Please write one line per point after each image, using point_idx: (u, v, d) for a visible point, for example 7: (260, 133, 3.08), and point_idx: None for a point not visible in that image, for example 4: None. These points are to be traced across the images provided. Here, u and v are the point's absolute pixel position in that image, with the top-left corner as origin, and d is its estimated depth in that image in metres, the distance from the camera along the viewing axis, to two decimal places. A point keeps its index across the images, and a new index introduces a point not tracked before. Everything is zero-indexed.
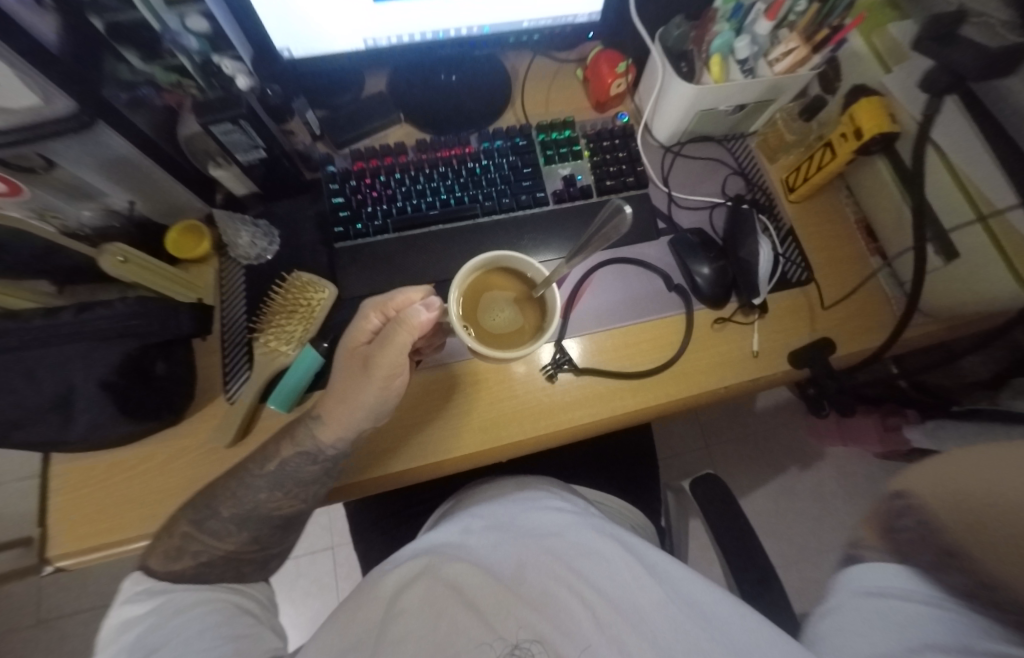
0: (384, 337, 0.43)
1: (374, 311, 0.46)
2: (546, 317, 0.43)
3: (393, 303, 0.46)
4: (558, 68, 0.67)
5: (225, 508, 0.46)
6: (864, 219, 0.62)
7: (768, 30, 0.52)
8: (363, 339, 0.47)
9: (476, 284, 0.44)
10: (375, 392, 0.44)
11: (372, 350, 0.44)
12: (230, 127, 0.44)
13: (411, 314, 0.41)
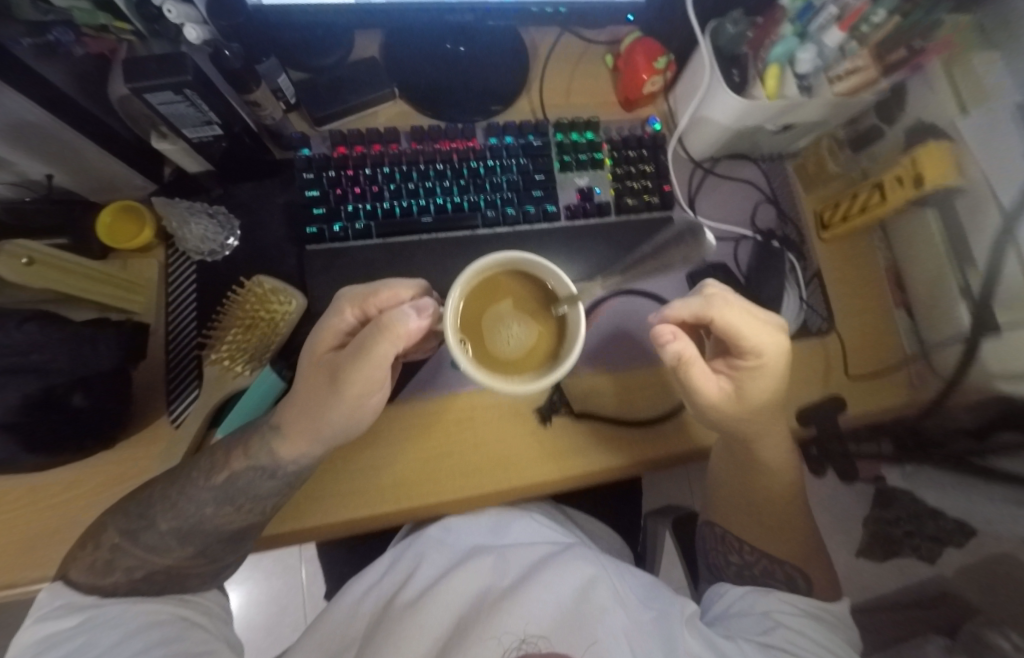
0: (357, 342, 0.33)
1: (355, 307, 0.37)
2: (562, 340, 0.34)
3: (377, 301, 0.36)
4: (585, 50, 0.57)
5: (162, 520, 0.38)
6: (894, 267, 0.57)
7: (837, 42, 0.44)
8: (338, 339, 0.38)
9: (483, 288, 0.34)
10: (343, 409, 0.36)
11: (343, 357, 0.35)
12: (173, 97, 0.35)
13: (393, 316, 0.31)
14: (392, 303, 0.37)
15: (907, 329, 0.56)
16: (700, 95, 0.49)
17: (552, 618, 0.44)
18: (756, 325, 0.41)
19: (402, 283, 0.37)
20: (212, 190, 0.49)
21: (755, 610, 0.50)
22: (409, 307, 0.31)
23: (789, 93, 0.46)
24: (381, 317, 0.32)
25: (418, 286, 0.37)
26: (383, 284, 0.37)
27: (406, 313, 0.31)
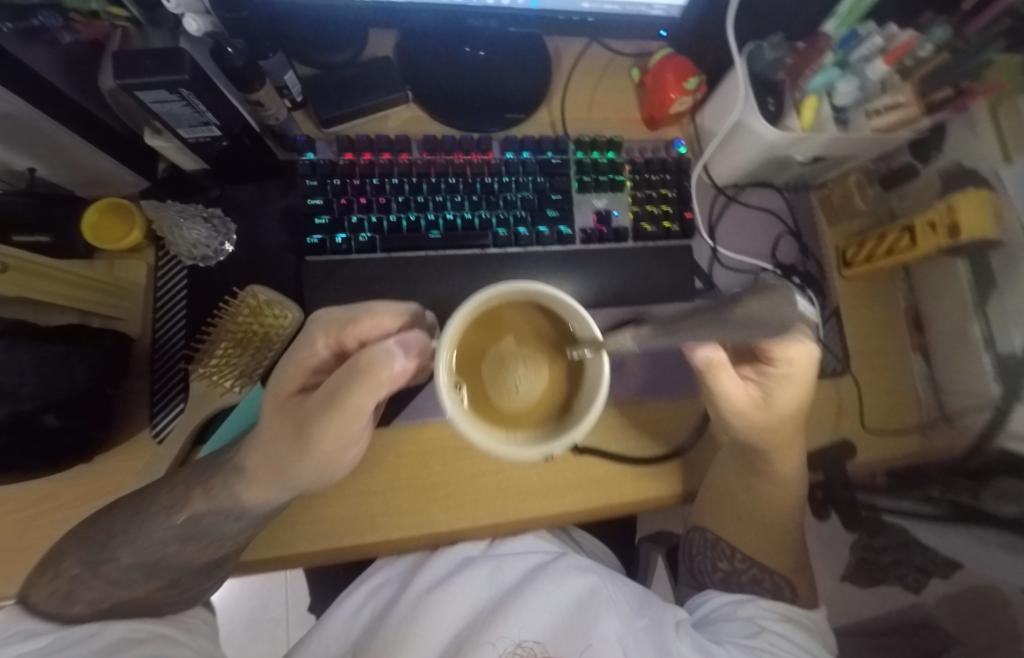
0: (329, 384, 0.30)
1: (328, 337, 0.34)
2: (568, 388, 0.28)
3: (358, 333, 0.33)
4: (611, 61, 0.54)
5: (125, 553, 0.37)
6: (914, 310, 0.56)
7: (881, 75, 0.42)
8: (307, 374, 0.35)
9: (480, 321, 0.27)
10: (317, 456, 0.32)
11: (313, 400, 0.31)
12: (167, 96, 0.32)
13: (371, 357, 0.27)
14: (377, 333, 0.33)
15: (922, 374, 0.55)
16: (730, 122, 0.46)
17: (548, 625, 0.46)
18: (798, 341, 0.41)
19: (382, 310, 0.34)
20: (209, 191, 0.46)
21: (739, 615, 0.50)
22: (389, 345, 0.27)
23: (825, 126, 0.44)
24: (358, 358, 0.28)
25: (402, 310, 0.34)
26: (368, 307, 0.34)
27: (387, 350, 0.27)
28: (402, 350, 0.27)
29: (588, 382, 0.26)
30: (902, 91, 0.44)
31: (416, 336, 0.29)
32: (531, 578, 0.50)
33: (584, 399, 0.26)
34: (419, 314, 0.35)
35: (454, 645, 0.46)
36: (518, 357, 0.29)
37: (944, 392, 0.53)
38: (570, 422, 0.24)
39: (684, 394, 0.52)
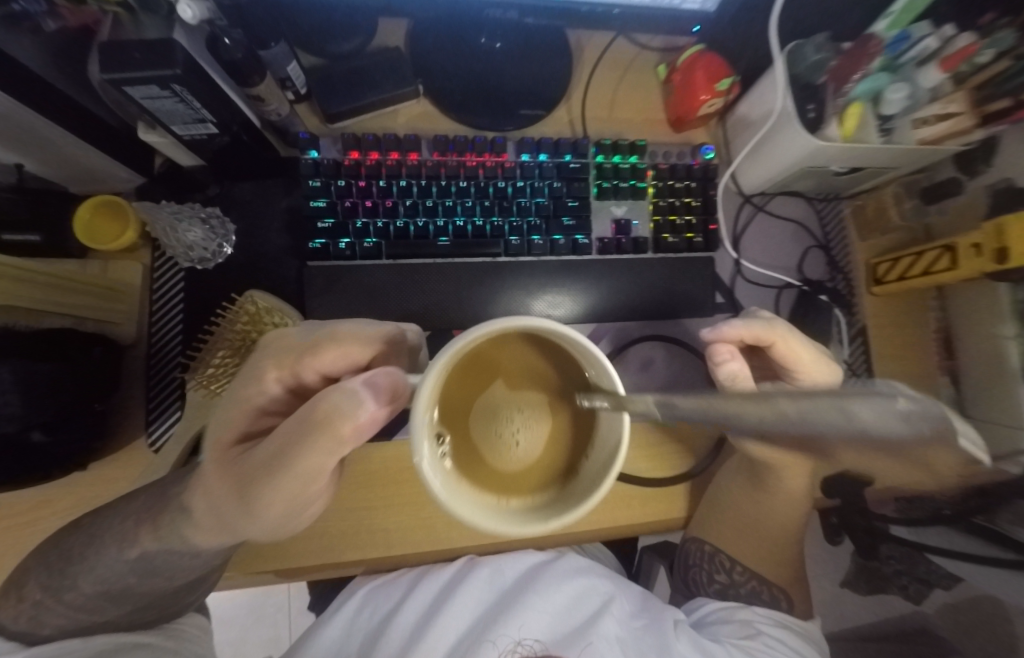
0: (282, 433, 0.26)
1: (282, 369, 0.30)
2: (555, 448, 0.26)
3: (317, 364, 0.29)
4: (637, 56, 0.51)
5: (85, 583, 0.36)
6: (945, 332, 0.53)
7: (936, 81, 0.40)
8: (257, 415, 0.30)
9: (471, 368, 0.25)
10: (276, 511, 0.28)
11: (262, 452, 0.27)
12: (157, 91, 0.30)
13: (330, 404, 0.24)
14: (343, 363, 0.30)
15: (951, 400, 0.52)
16: (766, 129, 0.43)
17: (547, 624, 0.47)
18: (819, 359, 0.41)
19: (341, 333, 0.30)
20: (207, 188, 0.43)
21: (735, 617, 0.49)
22: (351, 387, 0.23)
23: (866, 136, 0.41)
24: (315, 403, 0.24)
25: (366, 330, 0.31)
26: (328, 330, 0.30)
27: (350, 393, 0.23)
28: (368, 392, 0.23)
29: (596, 442, 0.24)
30: (954, 99, 0.41)
31: (383, 377, 0.23)
32: (531, 579, 0.49)
33: (588, 468, 0.23)
34: (390, 334, 0.31)
35: (456, 645, 0.47)
36: (514, 401, 0.26)
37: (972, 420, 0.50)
38: (565, 495, 0.22)
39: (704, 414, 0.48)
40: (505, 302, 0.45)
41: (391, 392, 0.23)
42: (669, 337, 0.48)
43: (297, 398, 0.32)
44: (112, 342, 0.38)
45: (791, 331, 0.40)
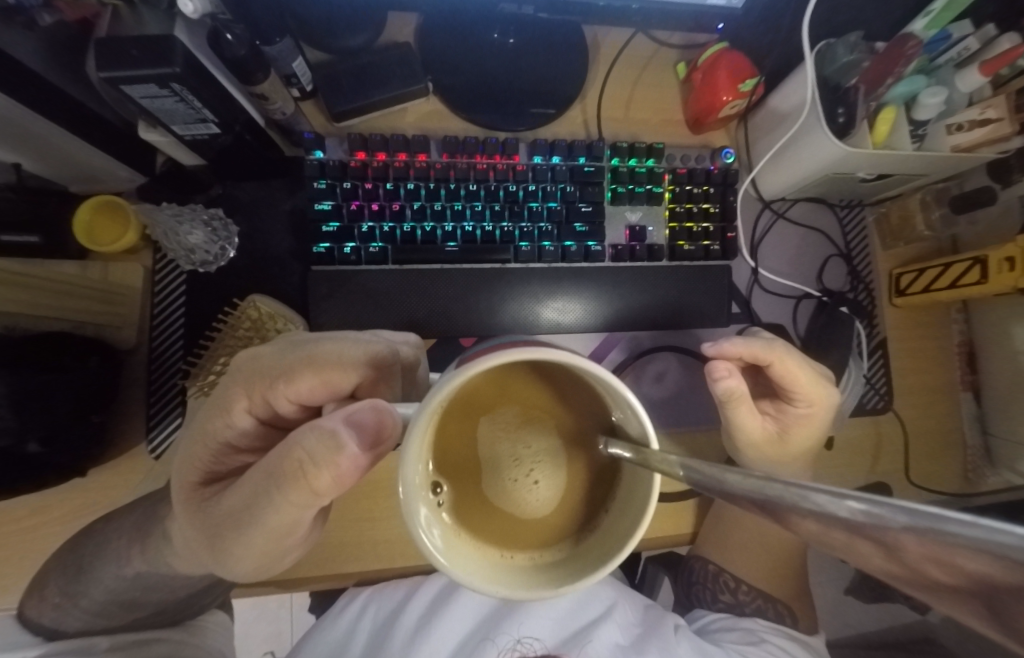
0: (260, 471, 0.24)
1: (252, 398, 0.28)
2: (570, 505, 0.23)
3: (293, 390, 0.28)
4: (655, 53, 0.48)
5: (96, 589, 0.38)
6: (969, 345, 0.51)
7: (977, 85, 0.38)
8: (225, 451, 0.29)
9: (483, 404, 0.24)
10: (260, 545, 0.26)
11: (238, 490, 0.26)
12: (157, 91, 0.29)
13: (310, 445, 0.22)
14: (325, 387, 0.28)
15: (971, 415, 0.50)
16: (791, 133, 0.41)
17: (548, 624, 0.46)
18: (817, 379, 0.39)
19: (319, 356, 0.28)
20: (210, 188, 0.42)
21: (739, 625, 0.47)
22: (332, 426, 0.21)
23: (899, 142, 0.39)
24: (294, 441, 0.22)
25: (348, 350, 0.29)
26: (304, 352, 0.29)
27: (331, 433, 0.21)
28: (351, 432, 0.21)
29: (620, 493, 0.22)
30: (995, 105, 0.38)
31: (363, 411, 0.21)
32: None
33: (606, 523, 0.21)
34: (375, 353, 0.29)
35: (457, 648, 0.45)
36: (519, 441, 0.24)
37: (993, 437, 0.49)
38: (579, 555, 0.20)
39: (708, 426, 0.47)
40: (513, 310, 0.44)
41: (375, 432, 0.20)
42: (684, 348, 0.47)
43: (268, 428, 0.30)
44: (110, 348, 0.38)
45: (788, 351, 0.38)
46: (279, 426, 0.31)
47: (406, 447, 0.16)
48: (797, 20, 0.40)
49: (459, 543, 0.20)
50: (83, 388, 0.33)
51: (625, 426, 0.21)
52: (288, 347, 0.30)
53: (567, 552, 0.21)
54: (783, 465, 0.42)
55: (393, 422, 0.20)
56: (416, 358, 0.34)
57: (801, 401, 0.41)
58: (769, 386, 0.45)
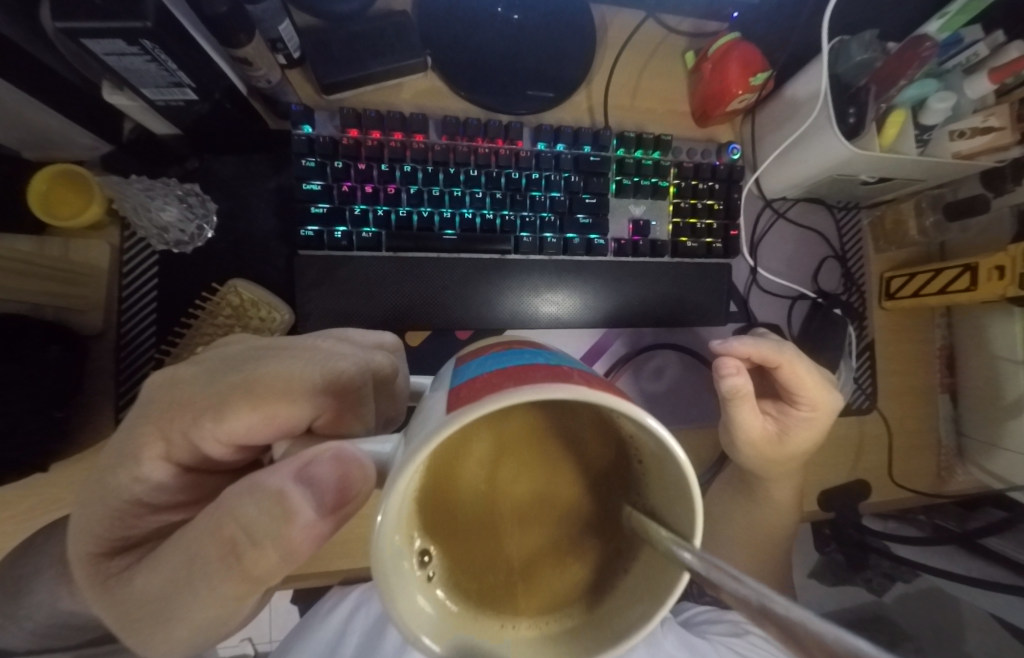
0: (185, 549, 0.19)
1: (171, 439, 0.22)
2: (590, 573, 0.17)
3: (225, 431, 0.22)
4: (664, 39, 0.47)
5: (42, 608, 0.34)
6: (949, 349, 0.53)
7: (984, 92, 0.38)
8: (133, 511, 0.22)
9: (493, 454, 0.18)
10: (186, 637, 0.20)
11: (158, 565, 0.19)
12: (124, 48, 0.26)
13: (250, 505, 0.17)
14: (271, 423, 0.22)
15: (947, 416, 0.53)
16: (800, 131, 0.40)
17: None
18: (822, 385, 0.40)
19: (262, 382, 0.23)
20: (186, 161, 0.39)
21: (724, 618, 0.48)
22: (279, 485, 0.17)
23: (906, 146, 0.39)
24: (231, 510, 0.17)
25: (299, 375, 0.24)
26: (241, 377, 0.23)
27: (279, 496, 0.17)
28: (304, 492, 0.16)
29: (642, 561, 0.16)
30: (997, 113, 0.39)
31: (323, 464, 0.15)
32: None
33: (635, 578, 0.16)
34: (335, 375, 0.25)
35: None
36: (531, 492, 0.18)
37: (966, 437, 0.51)
38: (603, 626, 0.15)
39: (704, 424, 0.47)
40: (510, 303, 0.42)
41: (336, 493, 0.14)
42: (685, 347, 0.47)
43: (196, 476, 0.25)
44: (73, 336, 0.34)
45: (797, 355, 0.39)
46: (208, 470, 0.25)
47: (378, 531, 0.10)
48: (813, 16, 0.40)
49: (454, 628, 0.14)
50: (44, 384, 0.30)
51: (661, 470, 0.15)
52: (213, 372, 0.24)
53: (576, 637, 0.15)
54: (777, 465, 0.43)
55: (361, 474, 0.14)
56: (392, 370, 0.29)
57: (806, 406, 0.41)
58: (773, 387, 0.45)
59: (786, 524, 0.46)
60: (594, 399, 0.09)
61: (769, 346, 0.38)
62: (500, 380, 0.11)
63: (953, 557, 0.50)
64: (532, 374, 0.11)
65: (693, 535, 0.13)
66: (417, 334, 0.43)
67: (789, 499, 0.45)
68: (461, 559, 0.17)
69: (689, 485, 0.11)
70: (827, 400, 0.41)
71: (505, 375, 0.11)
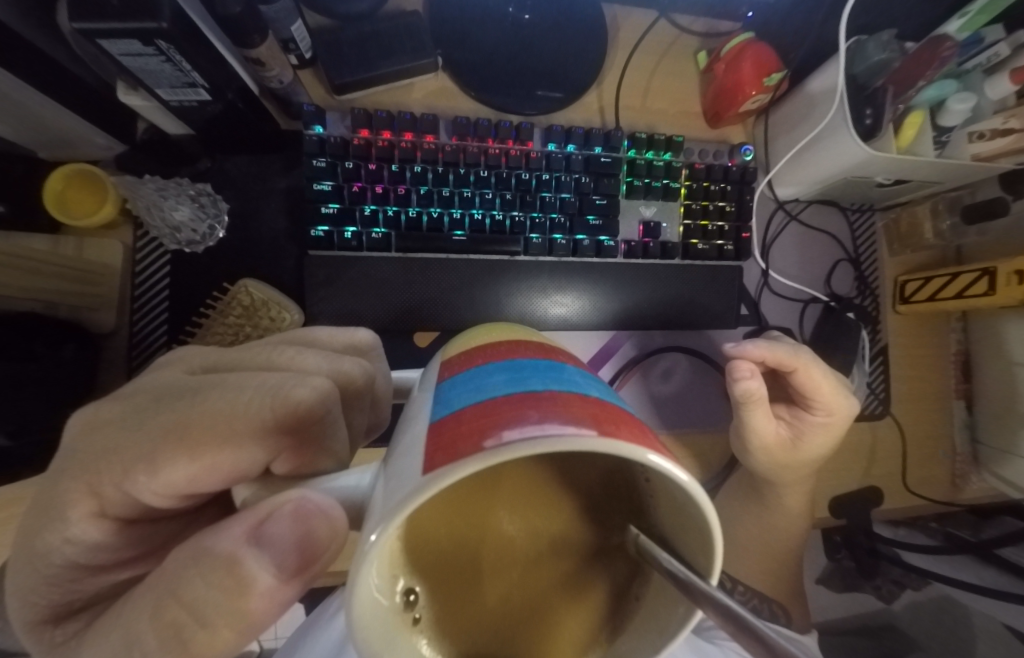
0: (145, 602, 0.15)
1: (102, 498, 0.18)
2: (586, 614, 0.16)
3: (164, 484, 0.17)
4: (675, 39, 0.46)
5: None
6: (965, 355, 0.52)
7: (1005, 93, 0.37)
8: (74, 574, 0.18)
9: (468, 487, 0.16)
10: None
11: (124, 611, 0.16)
12: (140, 48, 0.26)
13: (198, 577, 0.14)
14: (217, 474, 0.18)
15: (962, 423, 0.51)
16: (815, 132, 0.39)
17: None
18: (838, 389, 0.40)
19: (199, 423, 0.17)
20: (197, 161, 0.40)
21: None
22: (231, 551, 0.14)
23: (923, 148, 0.38)
24: (176, 587, 0.15)
25: (246, 409, 0.18)
26: (176, 417, 0.18)
27: (232, 563, 0.14)
28: (261, 557, 0.14)
29: (646, 595, 0.15)
30: (1019, 115, 0.38)
31: (277, 527, 0.13)
32: None
33: (651, 614, 0.14)
34: (290, 409, 0.18)
35: None
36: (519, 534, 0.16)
37: (981, 445, 0.50)
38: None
39: (713, 427, 0.46)
40: (517, 305, 0.42)
41: (300, 551, 0.13)
42: (695, 350, 0.47)
43: (142, 528, 0.20)
44: (86, 334, 0.35)
45: (813, 359, 0.38)
46: (155, 518, 0.21)
47: (351, 593, 0.09)
48: (829, 16, 0.39)
49: None
50: (54, 383, 0.31)
51: (670, 496, 0.13)
52: (144, 409, 0.19)
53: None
54: (791, 471, 0.42)
55: (325, 531, 0.12)
56: (363, 381, 0.26)
57: (824, 411, 0.41)
58: (786, 392, 0.45)
59: (795, 532, 0.46)
60: (609, 450, 0.07)
61: (785, 351, 0.37)
62: (489, 419, 0.08)
63: (966, 567, 0.50)
64: (526, 410, 0.08)
65: (711, 571, 0.11)
66: (426, 335, 0.43)
67: (799, 507, 0.45)
68: (453, 616, 0.15)
69: (706, 519, 0.10)
70: (844, 403, 0.41)
71: (495, 411, 0.09)
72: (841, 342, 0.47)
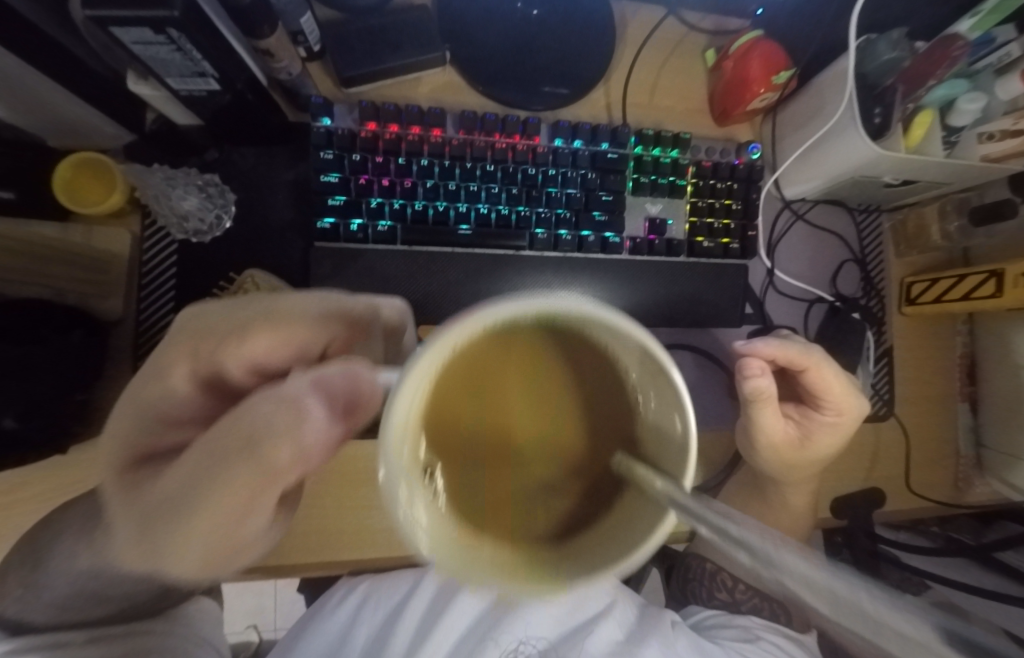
0: (204, 447, 0.21)
1: (196, 363, 0.27)
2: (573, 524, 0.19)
3: (249, 352, 0.28)
4: (684, 37, 0.46)
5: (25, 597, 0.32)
6: (970, 358, 0.51)
7: (1016, 94, 0.37)
8: None
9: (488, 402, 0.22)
10: (193, 545, 0.23)
11: (179, 470, 0.22)
12: (151, 37, 0.26)
13: (265, 413, 0.21)
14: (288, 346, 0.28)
15: (966, 426, 0.51)
16: (823, 130, 0.39)
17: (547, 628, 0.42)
18: (849, 390, 0.39)
19: (276, 316, 0.28)
20: (205, 152, 0.40)
21: (734, 622, 0.47)
22: (297, 394, 0.22)
23: (932, 147, 0.38)
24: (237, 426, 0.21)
25: (305, 310, 0.28)
26: (263, 308, 0.28)
27: (294, 403, 0.22)
28: (315, 401, 0.22)
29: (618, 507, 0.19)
30: None
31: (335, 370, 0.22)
32: None
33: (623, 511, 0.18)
34: (340, 311, 0.29)
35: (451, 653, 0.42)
36: None
37: (986, 449, 0.50)
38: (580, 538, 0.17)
39: (721, 424, 0.46)
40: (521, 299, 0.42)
41: (346, 392, 0.21)
42: (700, 349, 0.46)
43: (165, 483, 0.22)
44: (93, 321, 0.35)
45: (825, 359, 0.38)
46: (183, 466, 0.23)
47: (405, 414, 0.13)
48: (837, 16, 0.39)
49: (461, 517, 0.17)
50: (62, 368, 0.31)
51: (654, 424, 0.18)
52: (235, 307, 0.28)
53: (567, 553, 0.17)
54: (799, 471, 0.43)
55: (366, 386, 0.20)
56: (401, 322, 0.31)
57: (836, 410, 0.40)
58: (796, 391, 0.45)
59: (796, 532, 0.46)
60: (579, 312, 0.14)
61: (798, 350, 0.37)
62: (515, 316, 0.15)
63: (966, 570, 0.49)
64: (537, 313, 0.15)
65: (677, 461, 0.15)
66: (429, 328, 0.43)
67: (800, 507, 0.44)
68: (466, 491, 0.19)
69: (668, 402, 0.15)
70: (855, 403, 0.40)
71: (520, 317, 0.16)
72: (846, 343, 0.47)
